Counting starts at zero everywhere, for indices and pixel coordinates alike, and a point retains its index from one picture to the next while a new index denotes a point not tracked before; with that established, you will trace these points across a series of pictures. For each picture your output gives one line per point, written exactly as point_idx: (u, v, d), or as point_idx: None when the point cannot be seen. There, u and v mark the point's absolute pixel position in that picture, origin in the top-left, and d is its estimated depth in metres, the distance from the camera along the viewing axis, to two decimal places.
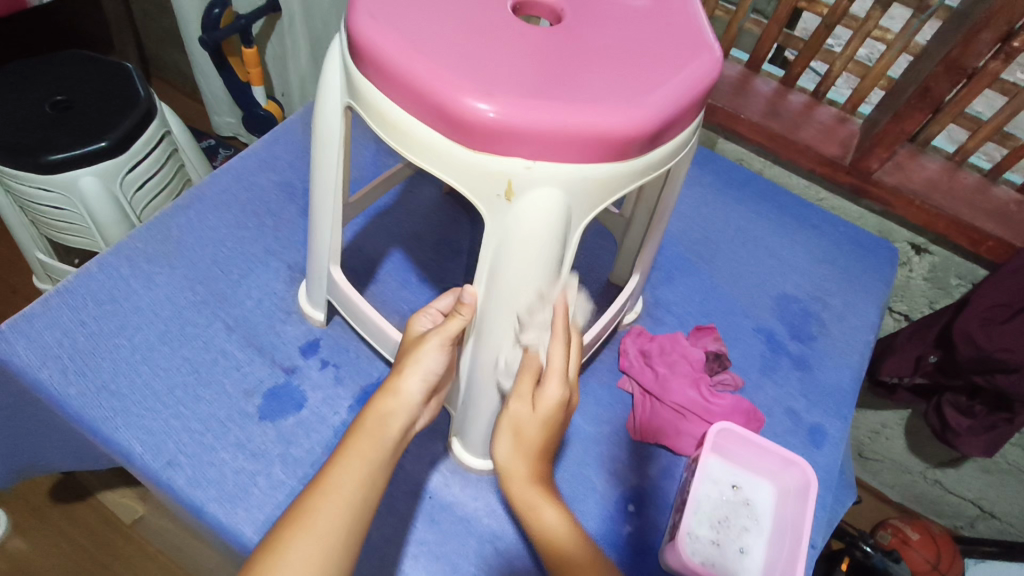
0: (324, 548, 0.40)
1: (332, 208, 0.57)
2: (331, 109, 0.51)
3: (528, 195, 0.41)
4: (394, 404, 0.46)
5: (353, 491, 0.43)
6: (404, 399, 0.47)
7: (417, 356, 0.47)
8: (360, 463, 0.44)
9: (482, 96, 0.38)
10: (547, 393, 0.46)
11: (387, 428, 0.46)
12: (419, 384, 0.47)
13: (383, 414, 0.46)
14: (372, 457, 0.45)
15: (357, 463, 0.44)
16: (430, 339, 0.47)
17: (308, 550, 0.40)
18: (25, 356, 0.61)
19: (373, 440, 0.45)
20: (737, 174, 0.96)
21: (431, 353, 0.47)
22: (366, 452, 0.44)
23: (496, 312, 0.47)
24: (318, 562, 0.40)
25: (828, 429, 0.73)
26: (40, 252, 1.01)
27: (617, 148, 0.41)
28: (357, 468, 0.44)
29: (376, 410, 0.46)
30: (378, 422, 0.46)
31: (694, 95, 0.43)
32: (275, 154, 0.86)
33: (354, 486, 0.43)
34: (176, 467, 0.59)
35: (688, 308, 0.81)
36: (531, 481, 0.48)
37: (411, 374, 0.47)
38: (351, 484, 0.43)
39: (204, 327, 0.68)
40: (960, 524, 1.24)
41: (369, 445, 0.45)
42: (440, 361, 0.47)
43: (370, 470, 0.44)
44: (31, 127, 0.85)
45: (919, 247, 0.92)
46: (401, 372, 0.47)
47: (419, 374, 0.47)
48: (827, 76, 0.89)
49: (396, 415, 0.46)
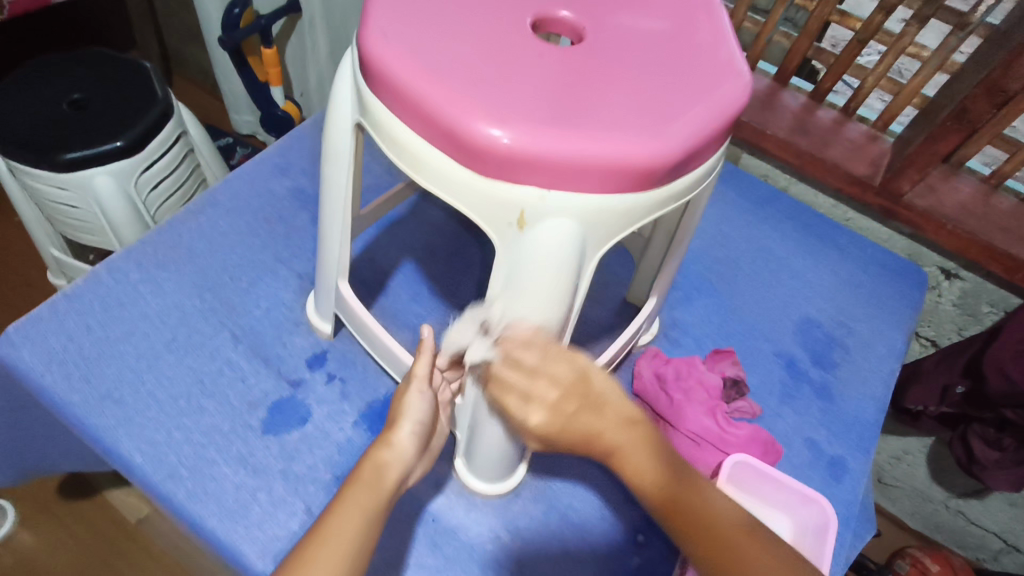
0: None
1: (342, 221, 0.55)
2: (341, 123, 0.49)
3: (541, 225, 0.39)
4: (388, 456, 0.48)
5: (351, 536, 0.43)
6: (398, 450, 0.49)
7: (404, 405, 0.51)
8: (358, 511, 0.44)
9: (495, 122, 0.37)
10: (530, 421, 0.42)
11: (383, 478, 0.47)
12: (411, 435, 0.50)
13: (379, 465, 0.48)
14: (369, 504, 0.45)
15: (354, 510, 0.44)
16: (411, 385, 0.52)
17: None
18: (29, 361, 0.61)
19: (370, 489, 0.46)
20: (761, 191, 0.93)
21: (414, 399, 0.51)
22: (364, 501, 0.45)
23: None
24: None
25: (848, 462, 0.70)
26: (55, 248, 1.01)
27: (637, 178, 0.39)
28: (354, 516, 0.44)
29: (372, 460, 0.48)
30: (374, 472, 0.47)
31: (720, 121, 0.41)
32: (290, 159, 0.85)
33: (353, 531, 0.43)
34: (176, 481, 0.58)
35: (705, 330, 0.79)
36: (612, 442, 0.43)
37: (402, 425, 0.50)
38: (350, 530, 0.43)
39: (210, 336, 0.67)
40: (983, 557, 1.20)
41: (365, 495, 0.45)
42: (424, 406, 0.52)
43: (367, 516, 0.44)
44: (48, 125, 0.85)
45: (949, 272, 0.89)
46: (394, 425, 0.50)
47: (410, 423, 0.51)
48: (858, 93, 0.86)
49: (392, 466, 0.48)
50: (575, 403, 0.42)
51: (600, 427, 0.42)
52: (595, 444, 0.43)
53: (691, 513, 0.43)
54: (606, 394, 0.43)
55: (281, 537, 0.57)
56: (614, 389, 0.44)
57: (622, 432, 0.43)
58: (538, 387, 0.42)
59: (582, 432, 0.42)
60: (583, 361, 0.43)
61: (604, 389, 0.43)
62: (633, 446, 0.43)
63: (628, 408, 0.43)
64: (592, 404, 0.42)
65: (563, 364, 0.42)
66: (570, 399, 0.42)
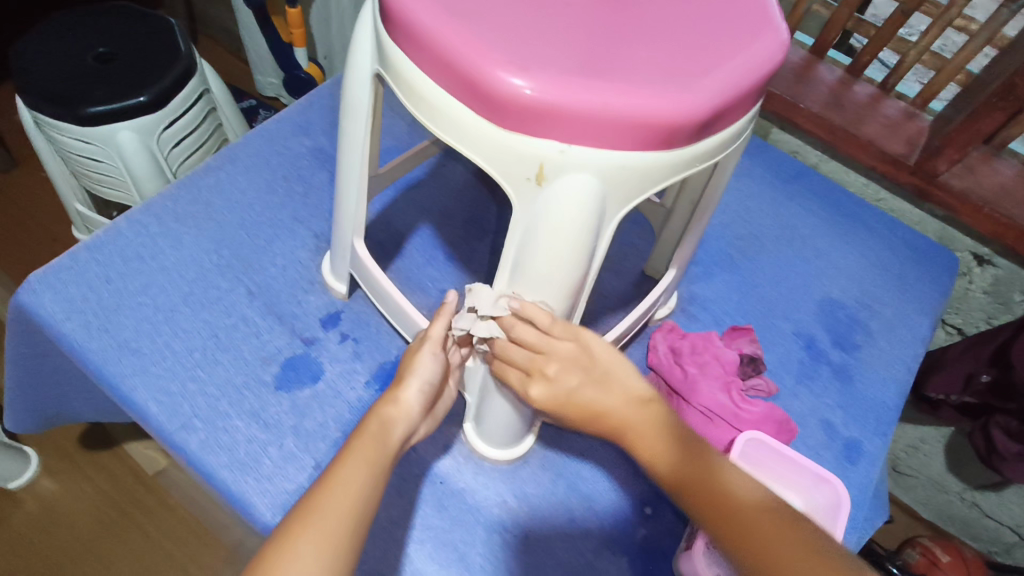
0: (333, 536, 0.40)
1: (358, 179, 0.54)
2: (360, 75, 0.48)
3: (560, 181, 0.38)
4: (394, 412, 0.49)
5: (360, 483, 0.43)
6: (404, 408, 0.50)
7: (412, 364, 0.52)
8: (365, 460, 0.44)
9: (518, 70, 0.35)
10: (533, 395, 0.47)
11: (389, 433, 0.48)
12: (417, 394, 0.51)
13: (386, 419, 0.48)
14: (376, 454, 0.45)
15: (361, 460, 0.44)
16: (423, 346, 0.52)
17: (315, 540, 0.39)
18: (49, 308, 0.61)
19: (376, 442, 0.46)
20: (789, 168, 0.90)
21: (425, 359, 0.52)
22: (370, 451, 0.45)
23: (522, 306, 0.44)
24: (326, 552, 0.39)
25: (865, 446, 0.69)
26: (79, 203, 1.02)
27: (661, 135, 0.37)
28: (361, 466, 0.44)
29: (379, 414, 0.49)
30: (381, 426, 0.48)
31: (752, 79, 0.39)
32: (310, 118, 0.84)
33: (361, 479, 0.43)
34: (189, 431, 0.58)
35: (725, 306, 0.77)
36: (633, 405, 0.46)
37: (410, 383, 0.51)
38: (358, 478, 0.43)
39: (226, 291, 0.68)
40: (995, 550, 1.18)
41: (371, 446, 0.46)
42: (434, 368, 0.52)
43: (373, 465, 0.45)
44: (73, 77, 0.85)
45: (981, 258, 0.86)
46: (401, 383, 0.51)
47: (417, 384, 0.51)
48: (898, 67, 0.82)
49: (398, 423, 0.49)
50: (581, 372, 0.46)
51: (606, 406, 0.46)
52: (603, 420, 0.46)
53: (718, 497, 0.41)
54: (611, 368, 0.46)
55: (290, 491, 0.57)
56: (618, 362, 0.47)
57: (633, 407, 0.46)
58: (542, 364, 0.46)
59: (585, 407, 0.46)
60: (588, 337, 0.47)
61: (608, 366, 0.46)
62: (649, 426, 0.45)
63: (643, 389, 0.47)
64: (593, 378, 0.46)
65: (565, 342, 0.46)
66: (572, 374, 0.46)
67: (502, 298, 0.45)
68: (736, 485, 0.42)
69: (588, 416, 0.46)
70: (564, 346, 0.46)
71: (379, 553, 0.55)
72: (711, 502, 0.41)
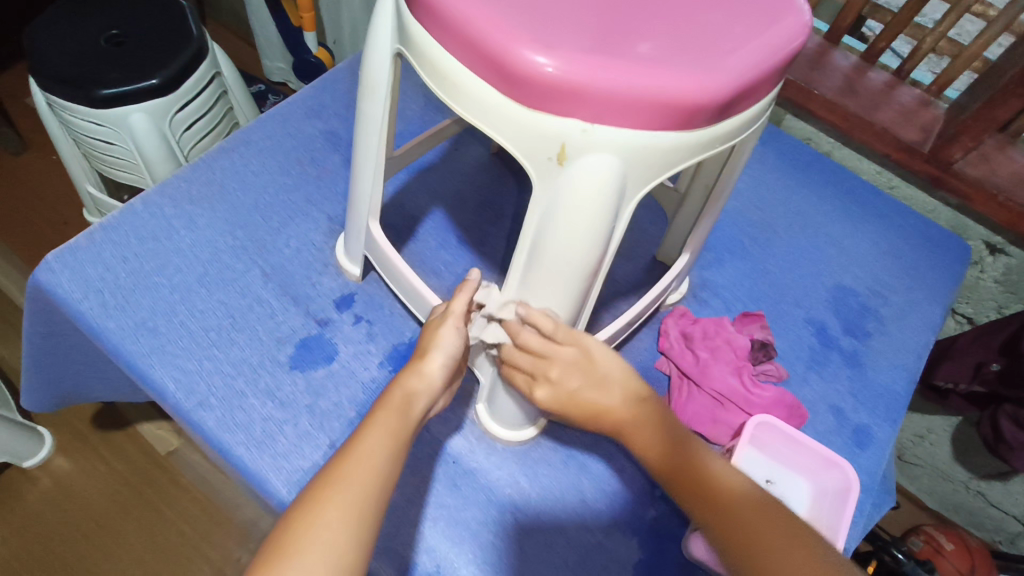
0: (359, 503, 0.40)
1: (375, 160, 0.55)
2: (379, 55, 0.48)
3: (581, 160, 0.38)
4: (418, 383, 0.50)
5: (383, 453, 0.44)
6: (428, 380, 0.51)
7: (437, 337, 0.52)
8: (386, 431, 0.45)
9: (541, 48, 0.35)
10: (537, 397, 0.49)
11: (411, 406, 0.48)
12: (441, 364, 0.51)
13: (410, 391, 0.49)
14: (398, 426, 0.46)
15: (384, 432, 0.45)
16: (446, 320, 0.53)
17: (341, 507, 0.40)
18: (67, 286, 0.62)
19: (398, 414, 0.47)
20: (802, 155, 0.90)
21: (449, 332, 0.52)
22: (392, 422, 0.46)
23: (539, 288, 0.44)
24: (352, 518, 0.39)
25: (874, 432, 0.69)
26: (92, 185, 1.02)
27: (683, 115, 0.37)
28: (383, 436, 0.45)
29: (403, 385, 0.50)
30: (404, 398, 0.48)
31: (773, 61, 0.39)
32: (322, 101, 0.84)
33: (384, 450, 0.44)
34: (206, 409, 0.59)
35: (736, 292, 0.77)
36: (629, 402, 0.48)
37: (434, 356, 0.51)
38: (381, 449, 0.44)
39: (241, 272, 0.68)
40: (999, 539, 1.18)
41: (393, 419, 0.46)
42: (458, 339, 0.52)
43: (395, 437, 0.45)
44: (86, 59, 0.85)
45: (994, 247, 0.85)
46: (425, 355, 0.51)
47: (441, 354, 0.52)
48: (914, 54, 0.81)
49: (421, 395, 0.50)
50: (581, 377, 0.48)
51: (606, 403, 0.48)
52: (602, 417, 0.49)
53: (701, 484, 0.45)
54: (610, 372, 0.48)
55: (306, 468, 0.58)
56: (620, 366, 0.49)
57: (631, 405, 0.48)
58: (544, 369, 0.48)
59: (590, 405, 0.48)
60: (588, 342, 0.48)
61: (606, 365, 0.48)
62: (644, 421, 0.48)
63: (640, 386, 0.49)
64: (594, 380, 0.48)
65: (569, 348, 0.48)
66: (572, 377, 0.48)
67: (518, 280, 0.46)
68: (721, 475, 0.45)
69: (590, 414, 0.49)
70: (569, 350, 0.48)
71: (393, 530, 0.56)
72: (700, 493, 0.44)
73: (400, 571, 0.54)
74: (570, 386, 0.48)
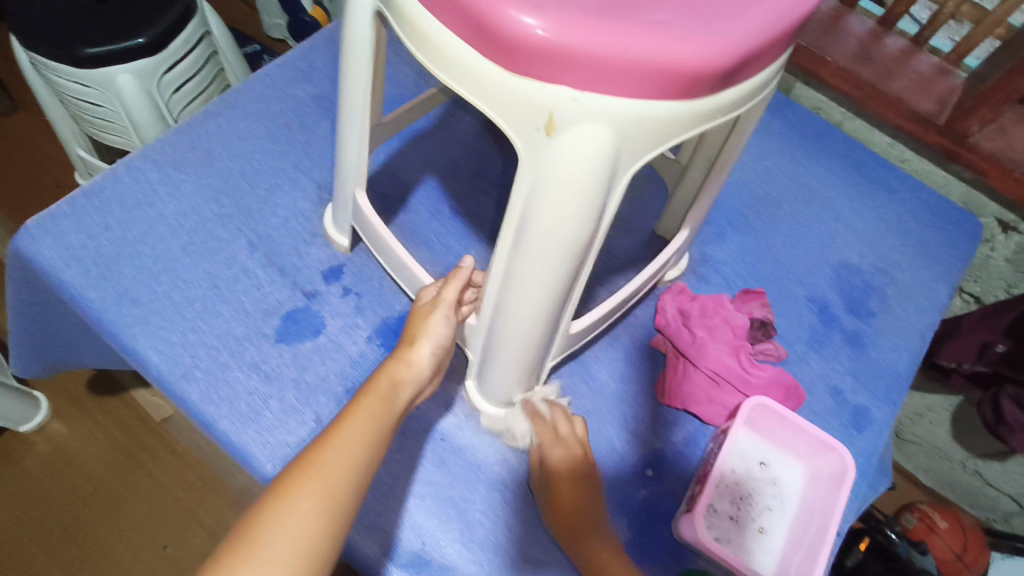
0: (334, 491, 0.41)
1: (359, 128, 0.52)
2: (361, 15, 0.45)
3: (571, 131, 0.36)
4: (405, 373, 0.51)
5: (361, 441, 0.44)
6: (414, 368, 0.52)
7: (425, 326, 0.53)
8: (370, 418, 0.46)
9: (529, 8, 0.33)
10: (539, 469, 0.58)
11: (397, 394, 0.49)
12: (429, 354, 0.53)
13: (395, 379, 0.50)
14: (382, 414, 0.47)
15: (366, 419, 0.46)
16: (437, 309, 0.53)
17: (315, 494, 0.40)
18: (47, 253, 0.60)
19: (383, 401, 0.48)
20: (811, 125, 0.86)
21: (438, 323, 0.53)
22: (375, 409, 0.47)
23: (524, 274, 0.43)
24: (328, 503, 0.40)
25: (872, 413, 0.68)
26: (81, 148, 1.00)
27: (683, 83, 0.35)
28: (366, 423, 0.46)
29: (389, 373, 0.51)
30: (390, 386, 0.50)
31: (781, 26, 0.37)
32: (313, 63, 0.81)
33: (363, 438, 0.45)
34: (189, 381, 0.58)
35: (737, 269, 0.75)
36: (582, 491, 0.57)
37: (422, 344, 0.52)
38: (361, 437, 0.45)
39: (226, 241, 0.66)
40: (993, 517, 1.18)
41: (377, 405, 0.48)
42: (447, 331, 0.53)
43: (376, 425, 0.46)
44: (68, 14, 0.80)
45: (1006, 224, 0.82)
46: (414, 343, 0.52)
47: (430, 343, 0.53)
48: (934, 19, 0.77)
49: (406, 384, 0.51)
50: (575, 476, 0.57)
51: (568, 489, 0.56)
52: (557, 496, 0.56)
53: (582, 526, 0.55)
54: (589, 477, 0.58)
55: (291, 444, 0.57)
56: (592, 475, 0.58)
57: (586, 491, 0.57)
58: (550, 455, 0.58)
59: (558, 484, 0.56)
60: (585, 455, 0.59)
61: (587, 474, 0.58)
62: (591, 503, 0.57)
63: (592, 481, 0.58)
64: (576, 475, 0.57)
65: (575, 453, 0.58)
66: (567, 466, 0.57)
67: (503, 266, 0.44)
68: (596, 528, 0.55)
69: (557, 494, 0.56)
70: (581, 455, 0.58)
71: (379, 507, 0.55)
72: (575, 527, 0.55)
73: (384, 547, 0.54)
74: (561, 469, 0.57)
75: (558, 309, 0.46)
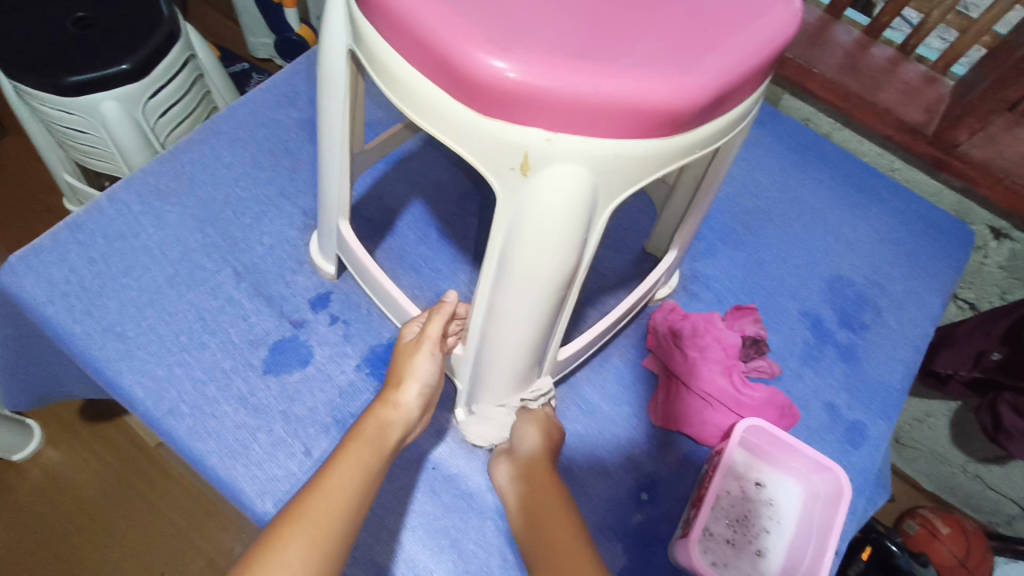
0: (319, 545, 0.41)
1: (339, 159, 0.51)
2: (336, 49, 0.44)
3: (547, 170, 0.35)
4: (394, 414, 0.51)
5: (350, 487, 0.45)
6: (403, 409, 0.51)
7: (410, 366, 0.52)
8: (358, 463, 0.46)
9: (499, 51, 0.32)
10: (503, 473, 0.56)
11: (386, 436, 0.49)
12: (416, 394, 0.52)
13: (384, 422, 0.50)
14: (371, 457, 0.47)
15: (354, 463, 0.46)
16: (422, 346, 0.52)
17: (300, 547, 0.40)
18: (30, 290, 0.60)
19: (372, 445, 0.48)
20: (800, 136, 0.86)
21: (423, 362, 0.52)
22: (365, 454, 0.47)
23: (506, 309, 0.42)
24: (313, 556, 0.40)
25: (869, 429, 0.67)
26: (69, 174, 0.99)
27: (657, 122, 0.34)
28: (355, 468, 0.46)
29: (377, 416, 0.50)
30: (377, 429, 0.49)
31: (754, 60, 0.36)
32: (297, 87, 0.80)
33: (352, 486, 0.45)
34: (177, 418, 0.57)
35: (728, 284, 0.75)
36: (522, 473, 0.54)
37: (409, 385, 0.52)
38: (350, 483, 0.45)
39: (211, 272, 0.66)
40: (996, 521, 1.17)
41: (366, 449, 0.48)
42: (433, 369, 0.52)
43: (366, 471, 0.46)
44: (48, 41, 0.79)
45: (998, 232, 0.81)
46: (401, 384, 0.52)
47: (416, 384, 0.52)
48: (919, 28, 0.76)
49: (396, 425, 0.50)
50: (527, 470, 0.54)
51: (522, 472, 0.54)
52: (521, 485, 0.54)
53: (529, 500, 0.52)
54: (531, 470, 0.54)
55: (280, 478, 0.56)
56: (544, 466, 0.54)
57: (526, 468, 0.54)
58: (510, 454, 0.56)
59: (522, 469, 0.54)
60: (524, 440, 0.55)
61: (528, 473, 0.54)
62: (526, 477, 0.54)
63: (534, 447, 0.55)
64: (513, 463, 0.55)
65: (528, 450, 0.55)
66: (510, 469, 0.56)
67: (486, 300, 0.44)
68: (540, 496, 0.52)
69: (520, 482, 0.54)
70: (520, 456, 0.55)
71: (371, 540, 0.54)
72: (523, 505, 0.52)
73: None
74: (518, 465, 0.55)
75: (542, 340, 0.46)
